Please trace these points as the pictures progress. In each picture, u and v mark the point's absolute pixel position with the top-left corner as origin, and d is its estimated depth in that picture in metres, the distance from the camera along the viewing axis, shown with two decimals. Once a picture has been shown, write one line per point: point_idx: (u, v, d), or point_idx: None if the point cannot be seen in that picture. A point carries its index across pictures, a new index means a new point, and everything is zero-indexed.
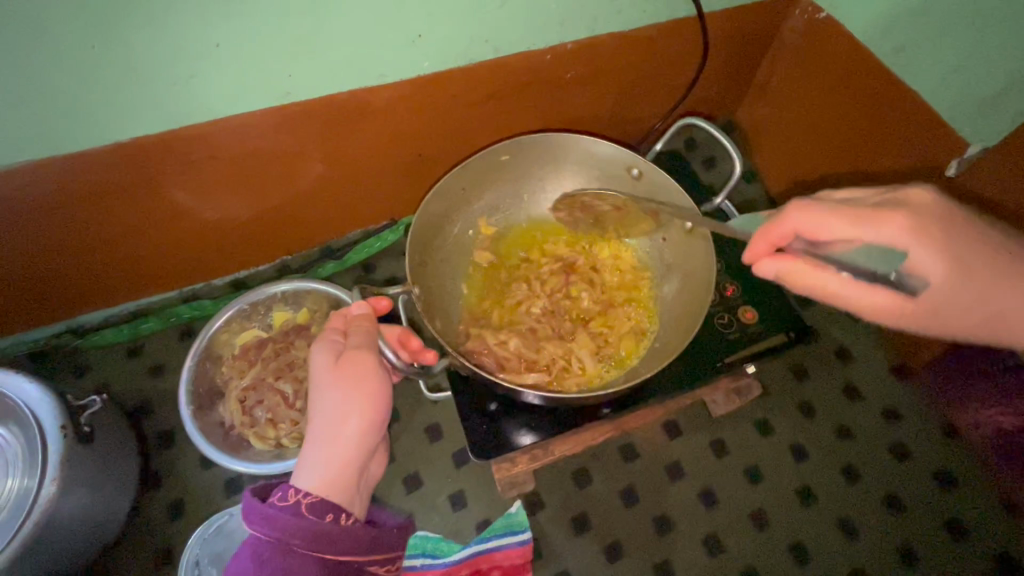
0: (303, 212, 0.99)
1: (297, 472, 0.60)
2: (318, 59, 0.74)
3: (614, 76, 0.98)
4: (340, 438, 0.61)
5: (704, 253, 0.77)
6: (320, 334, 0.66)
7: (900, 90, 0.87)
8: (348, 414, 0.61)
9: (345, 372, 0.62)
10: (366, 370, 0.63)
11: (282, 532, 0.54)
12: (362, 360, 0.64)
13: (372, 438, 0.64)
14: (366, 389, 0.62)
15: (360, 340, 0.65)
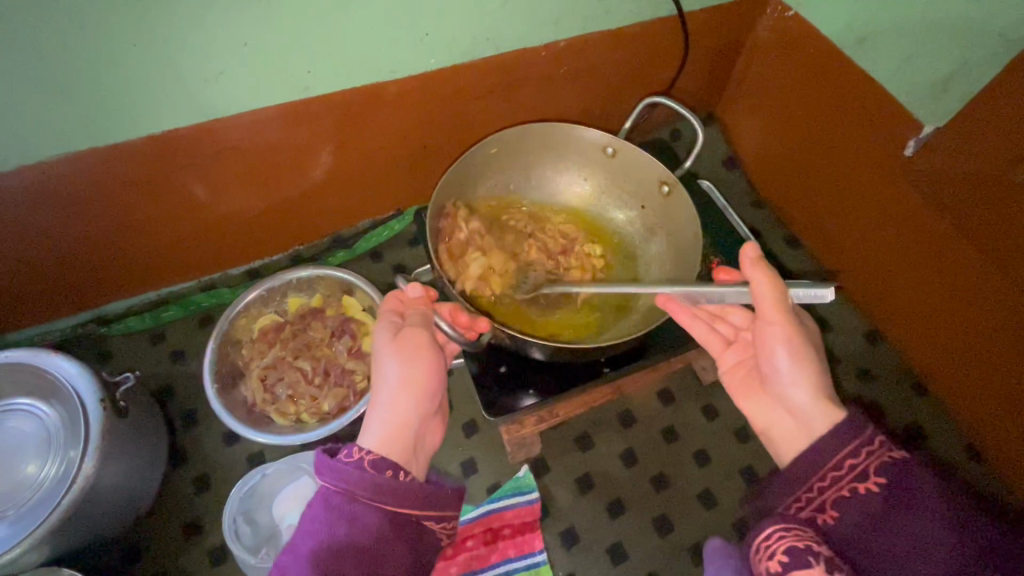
0: (315, 204, 1.05)
1: (360, 436, 0.62)
2: (335, 56, 0.80)
3: (607, 69, 1.03)
4: (399, 406, 0.63)
5: (686, 208, 0.81)
6: (381, 312, 0.68)
7: (865, 78, 0.92)
8: (407, 383, 0.63)
9: (404, 345, 0.65)
10: (424, 344, 0.65)
11: (347, 482, 0.56)
12: (421, 335, 0.66)
13: (429, 408, 0.65)
14: (425, 361, 0.65)
15: (418, 319, 0.67)
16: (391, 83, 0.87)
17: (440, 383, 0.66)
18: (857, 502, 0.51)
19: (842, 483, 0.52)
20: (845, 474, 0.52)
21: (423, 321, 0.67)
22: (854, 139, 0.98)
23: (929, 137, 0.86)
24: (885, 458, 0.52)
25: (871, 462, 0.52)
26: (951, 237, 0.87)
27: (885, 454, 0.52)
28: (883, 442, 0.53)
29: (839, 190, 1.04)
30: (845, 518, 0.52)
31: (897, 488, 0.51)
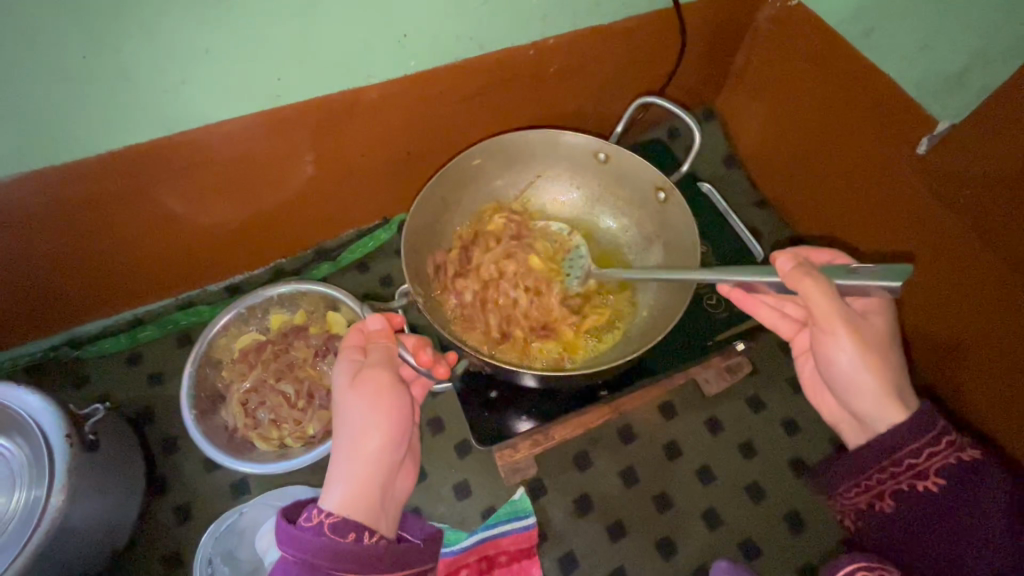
0: (294, 216, 0.99)
1: (323, 495, 0.58)
2: (308, 62, 0.75)
3: (598, 68, 0.98)
4: (363, 455, 0.59)
5: (684, 217, 0.75)
6: (341, 353, 0.65)
7: (872, 72, 0.87)
8: (369, 431, 0.60)
9: (364, 391, 0.61)
10: (385, 387, 0.61)
11: (307, 551, 0.52)
12: (383, 375, 0.62)
13: (395, 455, 0.61)
14: (388, 404, 0.61)
15: (380, 356, 0.63)
16: (368, 88, 0.82)
17: (406, 427, 0.62)
18: (914, 497, 0.54)
19: (900, 477, 0.55)
20: (901, 469, 0.55)
21: (386, 358, 0.63)
22: (860, 137, 0.92)
23: (944, 133, 0.80)
24: (950, 459, 0.53)
25: (935, 462, 0.53)
26: (969, 242, 0.81)
27: (950, 455, 0.53)
28: (951, 445, 0.54)
29: (845, 188, 0.99)
30: (902, 507, 0.55)
31: (958, 491, 0.52)
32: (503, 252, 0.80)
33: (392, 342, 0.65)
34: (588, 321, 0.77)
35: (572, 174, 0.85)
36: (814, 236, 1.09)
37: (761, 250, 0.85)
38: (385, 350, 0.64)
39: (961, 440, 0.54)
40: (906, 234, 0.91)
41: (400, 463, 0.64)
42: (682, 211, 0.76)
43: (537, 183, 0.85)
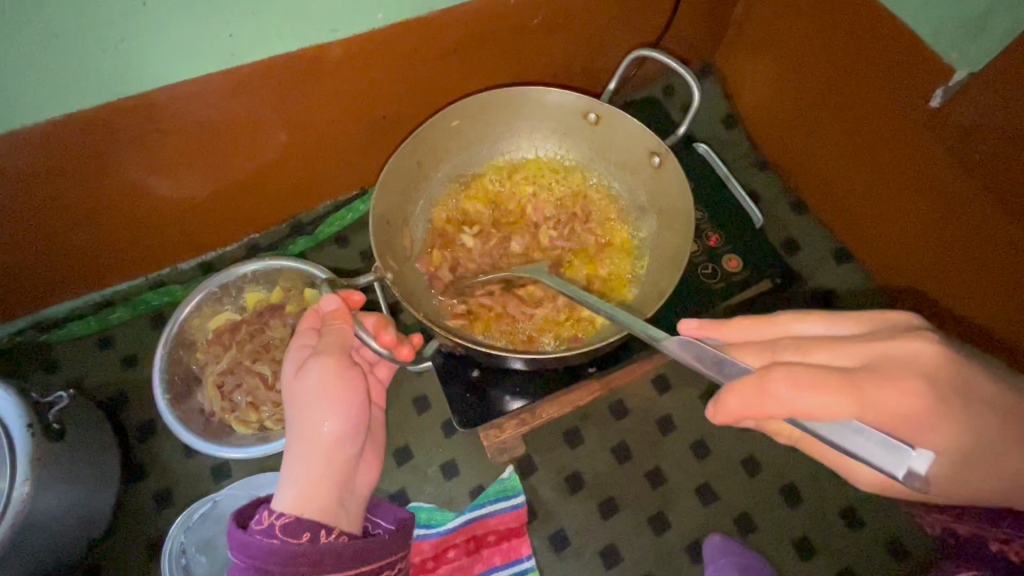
0: (264, 187, 0.93)
1: (276, 495, 0.55)
2: (263, 15, 0.67)
3: (588, 19, 0.90)
4: (312, 451, 0.56)
5: (678, 181, 0.70)
6: (293, 340, 0.61)
7: (885, 17, 0.79)
8: (319, 423, 0.55)
9: (311, 383, 0.56)
10: (334, 378, 0.56)
11: (256, 558, 0.50)
12: (333, 363, 0.57)
13: (348, 449, 0.57)
14: (337, 396, 0.56)
15: (334, 340, 0.59)
16: (333, 45, 0.75)
17: (361, 417, 0.58)
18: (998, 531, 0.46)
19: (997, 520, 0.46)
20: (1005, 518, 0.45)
21: (338, 340, 0.59)
22: (868, 90, 0.86)
23: (961, 85, 0.74)
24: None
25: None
26: (981, 204, 0.77)
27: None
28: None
29: (851, 147, 0.93)
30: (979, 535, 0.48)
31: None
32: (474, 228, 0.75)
33: (350, 321, 0.60)
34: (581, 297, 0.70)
35: (556, 137, 0.78)
36: (819, 199, 1.03)
37: (761, 215, 0.79)
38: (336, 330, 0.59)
39: None
40: (916, 197, 0.85)
41: (359, 456, 0.60)
42: (677, 173, 0.70)
43: (518, 147, 0.79)
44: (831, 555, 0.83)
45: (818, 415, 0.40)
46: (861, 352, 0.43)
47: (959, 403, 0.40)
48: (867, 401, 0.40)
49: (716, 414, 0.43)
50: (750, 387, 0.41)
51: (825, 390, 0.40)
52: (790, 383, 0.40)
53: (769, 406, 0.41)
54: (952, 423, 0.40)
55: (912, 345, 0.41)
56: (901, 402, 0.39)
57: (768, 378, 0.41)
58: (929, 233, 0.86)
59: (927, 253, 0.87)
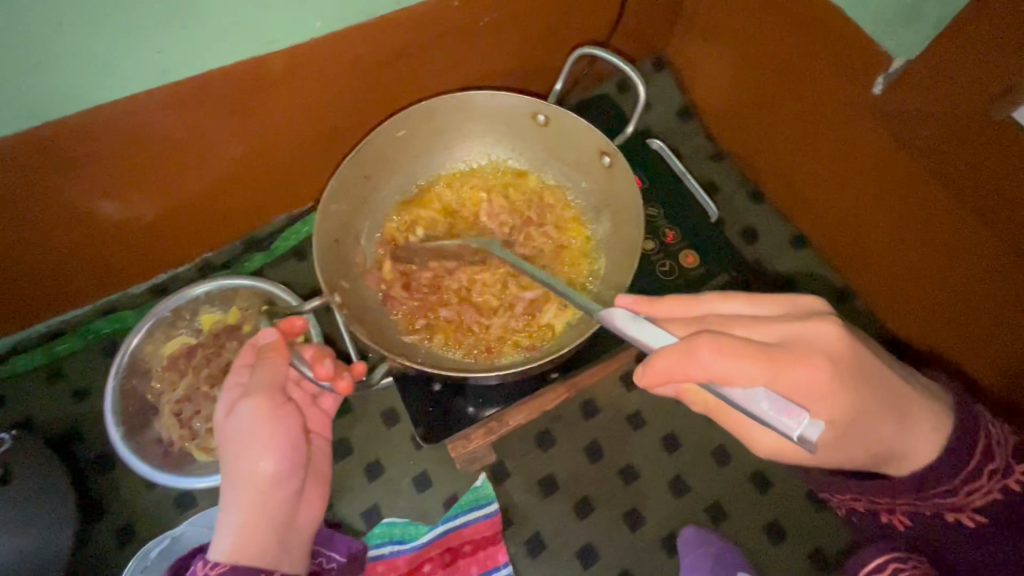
0: (212, 205, 0.90)
1: (215, 542, 0.55)
2: (192, 28, 0.65)
3: (536, 18, 0.89)
4: (245, 496, 0.55)
5: (628, 183, 0.70)
6: (225, 382, 0.60)
7: (827, 7, 0.80)
8: (252, 461, 0.55)
9: (242, 425, 0.56)
10: (264, 418, 0.56)
11: None
12: (262, 403, 0.56)
13: (286, 484, 0.57)
14: (268, 436, 0.56)
15: (262, 378, 0.58)
16: (272, 57, 0.73)
17: (295, 452, 0.58)
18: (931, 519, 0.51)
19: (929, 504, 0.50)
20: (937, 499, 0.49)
21: (268, 378, 0.58)
22: (815, 80, 0.87)
23: (899, 72, 0.76)
24: (994, 493, 0.48)
25: (975, 499, 0.49)
26: (933, 186, 0.77)
27: (994, 489, 0.48)
28: (994, 476, 0.48)
29: (802, 135, 0.94)
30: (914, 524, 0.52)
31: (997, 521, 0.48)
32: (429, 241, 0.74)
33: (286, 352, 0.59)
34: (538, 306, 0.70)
35: (506, 141, 0.78)
36: (776, 189, 1.04)
37: (716, 209, 0.80)
38: (265, 365, 0.58)
39: (1005, 469, 0.48)
40: (871, 184, 0.86)
41: (301, 489, 0.60)
42: (626, 176, 0.70)
43: (469, 153, 0.78)
44: (802, 537, 0.85)
45: (736, 378, 0.43)
46: (777, 331, 0.46)
47: (845, 388, 0.44)
48: (783, 373, 0.43)
49: (645, 378, 0.44)
50: (676, 351, 0.43)
51: (743, 356, 0.43)
52: (713, 349, 0.42)
53: (694, 369, 0.43)
54: (844, 402, 0.44)
55: (816, 328, 0.46)
56: (802, 376, 0.43)
57: (695, 345, 0.43)
58: (880, 217, 0.88)
59: (892, 238, 0.88)
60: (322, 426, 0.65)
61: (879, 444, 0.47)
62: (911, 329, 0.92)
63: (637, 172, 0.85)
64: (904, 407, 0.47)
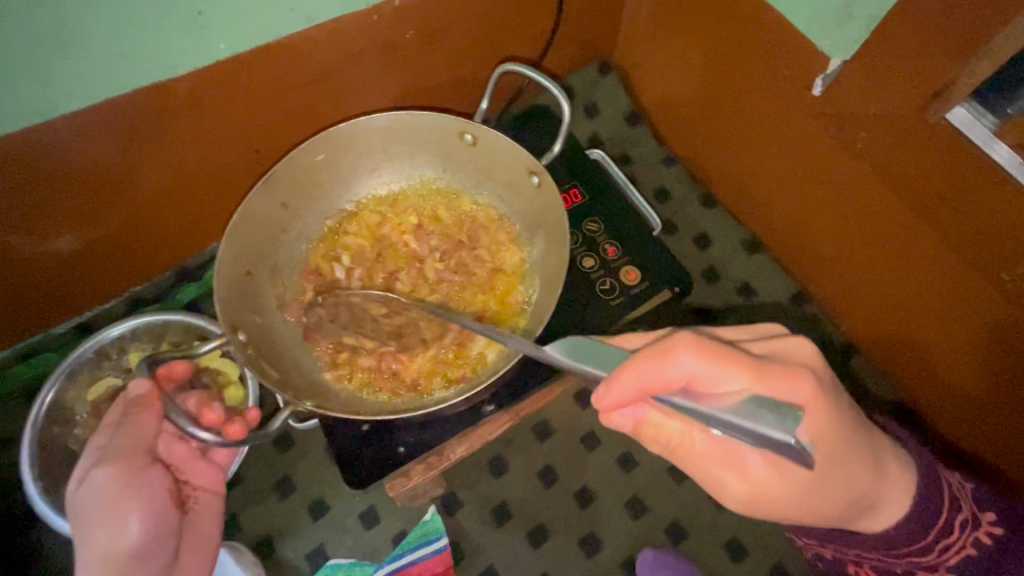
0: (134, 238, 0.85)
1: None
2: (75, 57, 0.61)
3: (467, 27, 0.85)
4: (99, 560, 0.56)
5: (557, 206, 0.67)
6: (80, 459, 0.64)
7: (760, 7, 0.78)
8: (121, 523, 0.58)
9: (96, 489, 0.59)
10: (119, 479, 0.60)
11: None
12: (119, 464, 0.61)
13: (159, 540, 0.61)
14: (123, 495, 0.59)
15: (119, 441, 0.63)
16: (175, 83, 0.68)
17: (154, 509, 0.61)
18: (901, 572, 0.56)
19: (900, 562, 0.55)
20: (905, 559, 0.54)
21: (127, 442, 0.63)
22: (757, 81, 0.84)
23: (836, 73, 0.73)
24: (968, 547, 0.53)
25: (950, 556, 0.53)
26: (879, 192, 0.75)
27: (967, 543, 0.53)
28: (965, 529, 0.53)
29: (747, 136, 0.92)
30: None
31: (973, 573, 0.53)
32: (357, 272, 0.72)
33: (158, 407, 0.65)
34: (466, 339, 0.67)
35: (434, 160, 0.74)
36: (728, 193, 1.02)
37: (658, 221, 0.78)
38: (127, 429, 0.64)
39: (973, 520, 0.54)
40: (818, 184, 0.84)
41: (177, 547, 0.63)
42: (554, 199, 0.67)
43: (396, 175, 0.74)
44: (762, 553, 0.82)
45: (712, 382, 0.43)
46: (759, 346, 0.50)
47: (822, 409, 0.45)
48: (767, 378, 0.43)
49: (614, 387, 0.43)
50: (656, 349, 0.43)
51: (722, 358, 0.43)
52: (691, 346, 0.43)
53: (671, 372, 0.43)
54: (823, 423, 0.45)
55: (794, 344, 0.49)
56: (786, 385, 0.44)
57: (674, 346, 0.43)
58: (828, 217, 0.86)
59: (845, 244, 0.85)
60: (211, 480, 0.71)
61: (857, 489, 0.49)
62: (873, 338, 0.90)
63: (576, 185, 0.82)
64: (877, 449, 0.50)
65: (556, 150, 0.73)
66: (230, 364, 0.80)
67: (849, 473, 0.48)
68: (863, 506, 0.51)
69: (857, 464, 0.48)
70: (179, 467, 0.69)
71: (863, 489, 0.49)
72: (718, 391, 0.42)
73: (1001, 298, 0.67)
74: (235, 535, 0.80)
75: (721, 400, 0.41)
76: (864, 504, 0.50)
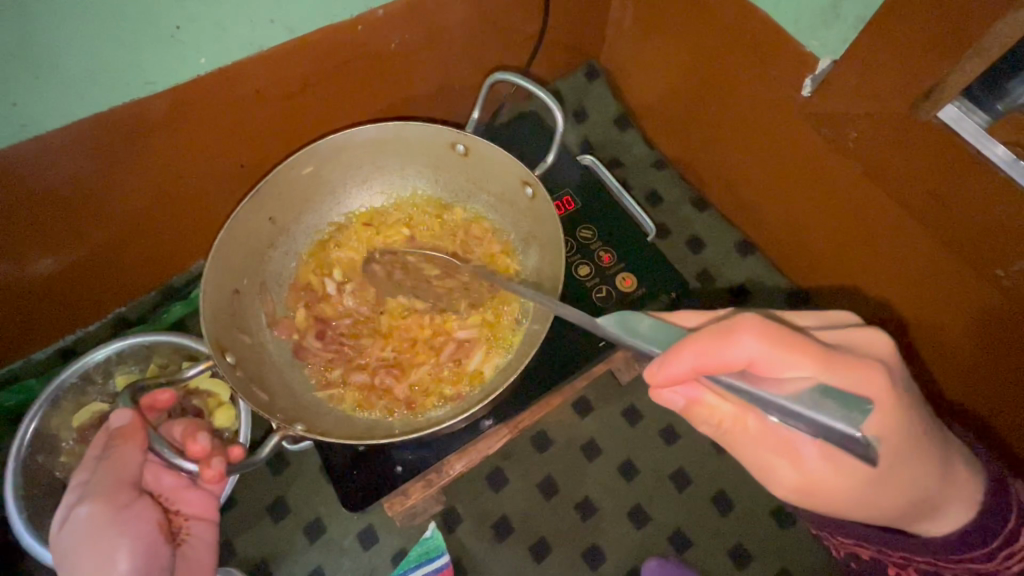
0: (117, 259, 0.82)
1: None
2: (49, 77, 0.59)
3: (452, 35, 0.84)
4: None
5: (550, 216, 0.65)
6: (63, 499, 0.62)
7: (746, 10, 0.77)
8: (111, 561, 0.56)
9: (80, 529, 0.57)
10: (105, 516, 0.58)
11: None
12: (103, 501, 0.59)
13: None
14: (109, 532, 0.57)
15: (102, 477, 0.61)
16: (154, 99, 0.66)
17: (144, 544, 0.58)
18: None
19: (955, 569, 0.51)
20: (961, 565, 0.51)
21: (110, 477, 0.60)
22: (746, 82, 0.84)
23: (825, 73, 0.73)
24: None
25: (1012, 565, 0.49)
26: (873, 192, 0.74)
27: None
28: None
29: (738, 137, 0.91)
30: None
31: None
32: (348, 287, 0.70)
33: (143, 437, 0.63)
34: (460, 354, 0.66)
35: (424, 170, 0.73)
36: (719, 196, 1.02)
37: (653, 227, 0.77)
38: (111, 463, 0.61)
39: None
40: (810, 183, 0.84)
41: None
42: (547, 208, 0.66)
43: (386, 186, 0.73)
44: (767, 558, 0.82)
45: (774, 364, 0.43)
46: (827, 335, 0.49)
47: (891, 405, 0.44)
48: (833, 369, 0.43)
49: (669, 364, 0.44)
50: (720, 331, 0.44)
51: (788, 345, 0.43)
52: (756, 329, 0.43)
53: (733, 353, 0.43)
54: (898, 416, 0.44)
55: (869, 338, 0.48)
56: (854, 378, 0.43)
57: (739, 329, 0.44)
58: (821, 217, 0.85)
59: (842, 241, 0.84)
60: (202, 508, 0.69)
61: (928, 487, 0.47)
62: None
63: (568, 192, 0.81)
64: (945, 450, 0.48)
65: (547, 159, 0.72)
66: (220, 385, 0.78)
67: (913, 478, 0.46)
68: (923, 510, 0.49)
69: (924, 465, 0.46)
70: (168, 496, 0.67)
71: (926, 492, 0.47)
72: (781, 376, 0.43)
73: (1002, 293, 0.67)
74: (229, 560, 0.78)
75: (782, 385, 0.42)
76: (924, 508, 0.48)
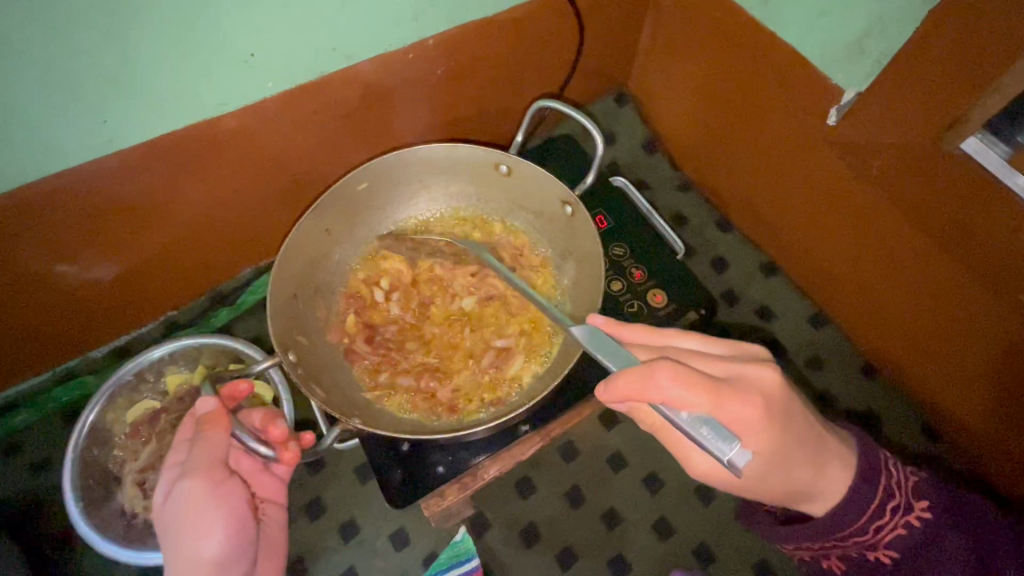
0: (175, 264, 0.88)
1: None
2: (137, 98, 0.65)
3: (494, 63, 0.90)
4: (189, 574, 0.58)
5: (590, 233, 0.70)
6: (162, 471, 0.66)
7: (773, 43, 0.82)
8: (205, 537, 0.60)
9: (180, 506, 0.61)
10: (200, 497, 0.61)
11: None
12: (198, 482, 0.61)
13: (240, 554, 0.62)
14: (205, 512, 0.60)
15: (197, 458, 0.63)
16: (224, 118, 0.72)
17: (235, 525, 0.62)
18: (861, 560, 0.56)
19: (851, 547, 0.56)
20: (851, 541, 0.56)
21: (203, 459, 0.63)
22: (772, 110, 0.88)
23: (850, 104, 0.76)
24: (899, 527, 0.54)
25: (885, 535, 0.55)
26: (893, 217, 0.78)
27: (899, 524, 0.54)
28: (897, 511, 0.54)
29: (761, 162, 0.95)
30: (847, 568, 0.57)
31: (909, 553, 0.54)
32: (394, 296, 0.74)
33: (228, 422, 0.65)
34: (500, 361, 0.70)
35: (468, 188, 0.78)
36: (744, 218, 1.05)
37: (682, 246, 0.80)
38: (202, 446, 0.63)
39: (907, 504, 0.55)
40: (830, 208, 0.87)
41: (252, 558, 0.65)
42: (588, 225, 0.70)
43: (431, 202, 0.78)
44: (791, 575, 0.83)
45: (684, 403, 0.49)
46: (726, 367, 0.53)
47: (767, 429, 0.50)
48: (724, 406, 0.49)
49: (607, 391, 0.50)
50: (636, 377, 0.49)
51: (695, 387, 0.48)
52: (670, 375, 0.48)
53: (650, 393, 0.49)
54: (770, 438, 0.50)
55: (759, 371, 0.52)
56: (741, 410, 0.49)
57: (655, 372, 0.48)
58: (840, 241, 0.89)
59: (860, 264, 0.88)
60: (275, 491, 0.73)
61: (798, 483, 0.53)
62: (887, 353, 0.91)
63: (602, 212, 0.85)
64: (821, 451, 0.54)
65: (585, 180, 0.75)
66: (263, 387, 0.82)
67: (798, 476, 0.53)
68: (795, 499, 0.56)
69: (800, 468, 0.53)
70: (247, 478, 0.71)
71: (800, 485, 0.53)
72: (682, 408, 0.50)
73: (1015, 317, 0.70)
74: None
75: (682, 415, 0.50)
76: (797, 497, 0.55)
